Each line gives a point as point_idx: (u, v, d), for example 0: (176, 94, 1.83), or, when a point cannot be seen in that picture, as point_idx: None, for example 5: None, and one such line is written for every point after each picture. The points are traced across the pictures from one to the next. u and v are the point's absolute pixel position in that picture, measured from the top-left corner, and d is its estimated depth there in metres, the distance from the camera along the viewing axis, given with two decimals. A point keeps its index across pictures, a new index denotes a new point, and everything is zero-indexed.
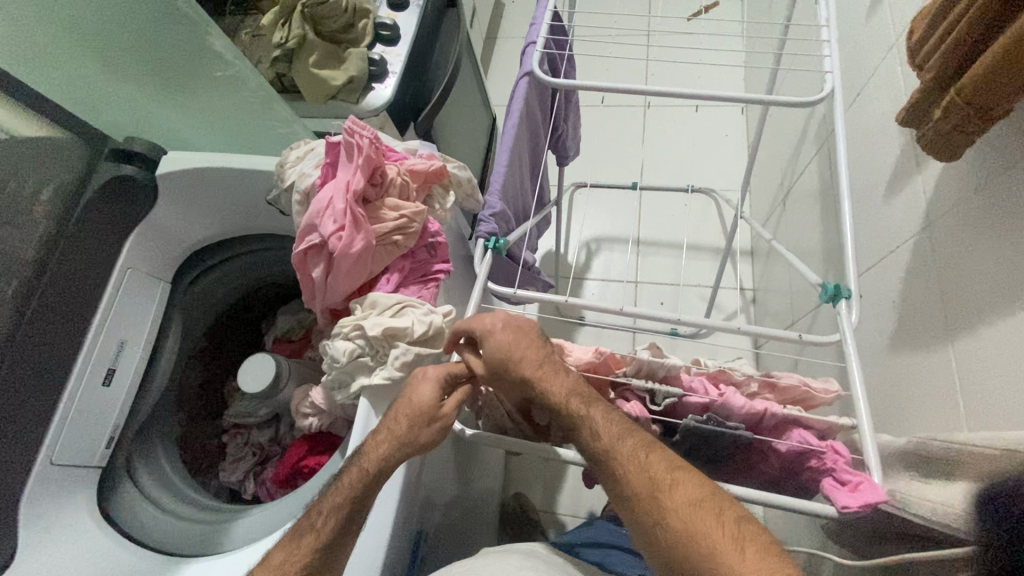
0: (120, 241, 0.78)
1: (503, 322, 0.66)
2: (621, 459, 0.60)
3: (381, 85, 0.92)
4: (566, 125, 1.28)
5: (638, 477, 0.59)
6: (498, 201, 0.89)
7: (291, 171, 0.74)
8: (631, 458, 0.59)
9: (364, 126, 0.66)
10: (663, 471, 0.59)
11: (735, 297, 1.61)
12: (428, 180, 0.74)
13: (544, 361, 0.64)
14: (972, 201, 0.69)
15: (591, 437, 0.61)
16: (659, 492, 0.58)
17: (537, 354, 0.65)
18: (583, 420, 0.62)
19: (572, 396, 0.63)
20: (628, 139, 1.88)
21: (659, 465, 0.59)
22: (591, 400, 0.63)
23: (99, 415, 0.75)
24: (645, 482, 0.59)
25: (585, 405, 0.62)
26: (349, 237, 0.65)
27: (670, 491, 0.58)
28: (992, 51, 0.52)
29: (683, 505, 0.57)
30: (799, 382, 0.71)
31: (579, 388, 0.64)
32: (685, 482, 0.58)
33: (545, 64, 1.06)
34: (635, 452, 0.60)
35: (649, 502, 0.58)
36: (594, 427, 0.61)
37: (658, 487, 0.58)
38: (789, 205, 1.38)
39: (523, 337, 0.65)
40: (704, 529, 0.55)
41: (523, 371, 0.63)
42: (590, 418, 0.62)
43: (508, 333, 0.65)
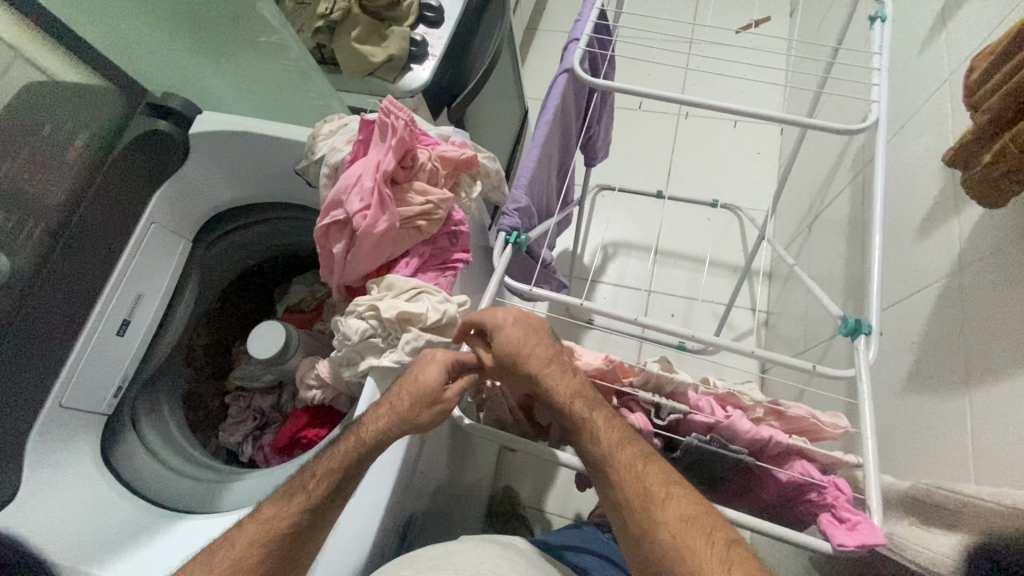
0: (147, 195, 0.79)
1: (515, 316, 0.65)
2: (617, 466, 0.60)
3: (420, 66, 0.92)
4: (598, 126, 1.27)
5: (631, 486, 0.60)
6: (523, 196, 0.88)
7: (322, 145, 0.74)
8: (627, 467, 0.60)
9: (401, 108, 0.65)
10: (658, 485, 0.59)
11: (748, 318, 1.59)
12: (458, 168, 0.73)
13: (553, 359, 0.64)
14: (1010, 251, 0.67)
15: (589, 440, 0.62)
16: (651, 505, 0.59)
17: (548, 351, 0.64)
18: (582, 423, 0.62)
19: (576, 397, 0.63)
20: (658, 146, 1.86)
21: (655, 478, 0.60)
22: (594, 405, 0.63)
23: (112, 363, 0.76)
24: (639, 493, 0.59)
25: (588, 409, 0.62)
26: (374, 217, 0.65)
27: (662, 504, 0.58)
28: None
29: (674, 521, 0.57)
30: (806, 413, 0.70)
31: (584, 391, 0.63)
32: (679, 497, 0.59)
33: (586, 62, 1.05)
34: (634, 461, 0.60)
35: (640, 514, 0.59)
36: (594, 431, 0.62)
37: (652, 500, 0.59)
38: (816, 231, 1.35)
39: (535, 334, 0.65)
40: (692, 546, 0.56)
41: (529, 368, 0.63)
42: (592, 423, 0.62)
43: (521, 328, 0.64)
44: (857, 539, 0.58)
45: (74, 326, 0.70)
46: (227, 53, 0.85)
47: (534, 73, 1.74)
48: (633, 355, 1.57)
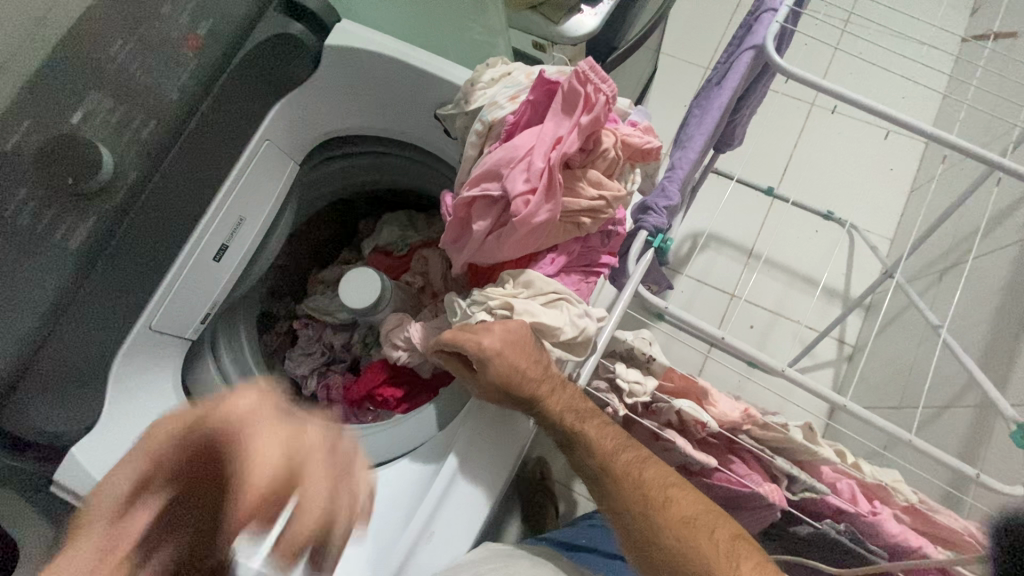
0: (265, 107, 0.69)
1: (502, 342, 0.54)
2: (614, 473, 0.57)
3: (591, 10, 0.75)
4: (749, 111, 1.10)
5: (631, 492, 0.57)
6: (676, 192, 0.76)
7: (480, 94, 0.62)
8: (625, 473, 0.57)
9: (604, 79, 0.53)
10: (658, 487, 0.57)
11: (832, 349, 1.47)
12: (633, 158, 0.61)
13: (544, 376, 0.56)
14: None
15: (582, 451, 0.58)
16: (652, 509, 0.56)
17: (538, 371, 0.55)
18: (574, 432, 0.58)
19: (568, 410, 0.57)
20: (780, 137, 1.66)
21: (655, 480, 0.57)
22: (586, 415, 0.58)
23: (205, 288, 0.70)
24: (639, 499, 0.57)
25: (580, 421, 0.57)
26: (538, 203, 0.54)
27: (663, 507, 0.56)
28: None
29: (676, 522, 0.55)
30: (962, 526, 0.60)
31: (575, 402, 0.57)
32: (680, 499, 0.57)
33: (774, 39, 0.88)
34: (629, 467, 0.58)
35: (641, 521, 0.56)
36: (587, 440, 0.57)
37: (651, 500, 0.56)
38: (952, 278, 1.20)
39: (523, 354, 0.55)
40: (699, 547, 0.54)
41: (523, 392, 0.55)
42: (585, 434, 0.57)
43: (507, 356, 0.54)
44: None
45: (172, 246, 0.63)
46: None
47: (670, 24, 1.53)
48: (701, 360, 1.48)
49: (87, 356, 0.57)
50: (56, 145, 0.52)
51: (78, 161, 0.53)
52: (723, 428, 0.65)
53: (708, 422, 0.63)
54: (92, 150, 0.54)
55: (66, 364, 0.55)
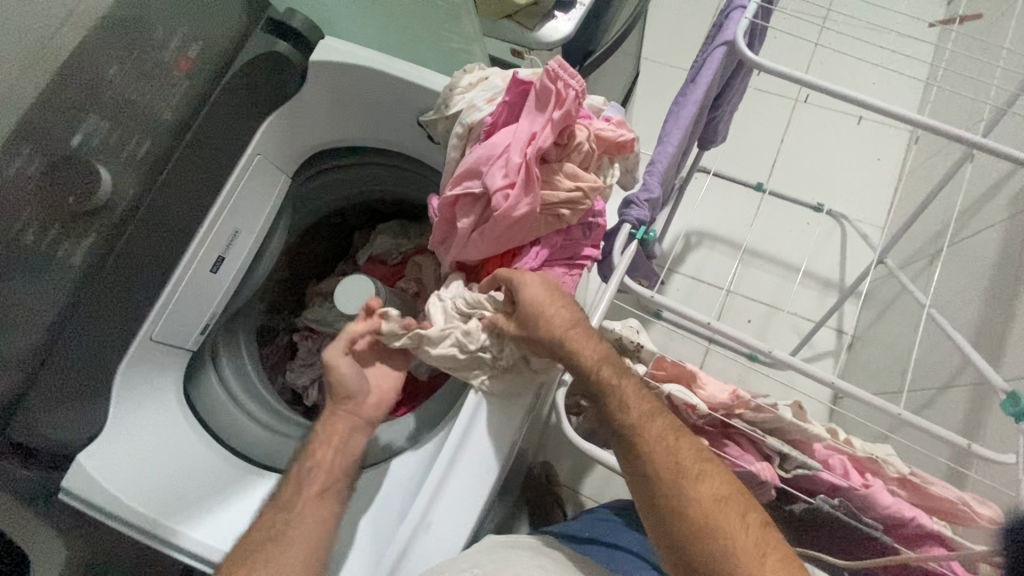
0: (256, 122, 0.71)
1: (541, 281, 0.61)
2: (648, 437, 0.57)
3: (563, 16, 0.79)
4: (728, 109, 1.13)
5: (663, 461, 0.56)
6: (656, 185, 0.78)
7: (459, 98, 0.65)
8: (658, 439, 0.57)
9: (573, 75, 0.55)
10: (692, 460, 0.56)
11: (831, 339, 1.48)
12: (608, 151, 0.63)
13: (578, 322, 0.59)
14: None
15: (617, 408, 0.58)
16: (682, 481, 0.55)
17: (573, 314, 0.59)
18: (611, 389, 0.58)
19: (604, 364, 0.59)
20: (767, 133, 1.68)
21: (688, 454, 0.56)
22: (623, 372, 0.59)
23: (203, 299, 0.72)
24: (669, 466, 0.56)
25: (617, 376, 0.58)
26: (517, 198, 0.56)
27: (695, 481, 0.55)
28: None
29: (707, 499, 0.54)
30: (954, 496, 0.61)
31: (610, 355, 0.59)
32: (712, 477, 0.56)
33: (746, 35, 0.90)
34: (663, 434, 0.58)
35: (670, 491, 0.55)
36: (621, 395, 0.58)
37: (681, 471, 0.55)
38: (942, 261, 1.21)
39: (557, 295, 0.60)
40: (726, 528, 0.53)
41: (553, 330, 0.58)
42: (620, 391, 0.58)
43: (544, 290, 0.60)
44: None
45: (171, 260, 0.66)
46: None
47: (650, 31, 1.57)
48: (700, 357, 1.49)
49: (91, 370, 0.59)
50: (57, 169, 0.55)
51: (78, 183, 0.56)
52: (711, 411, 0.66)
53: (697, 404, 0.64)
54: (93, 172, 0.57)
55: (74, 375, 0.57)
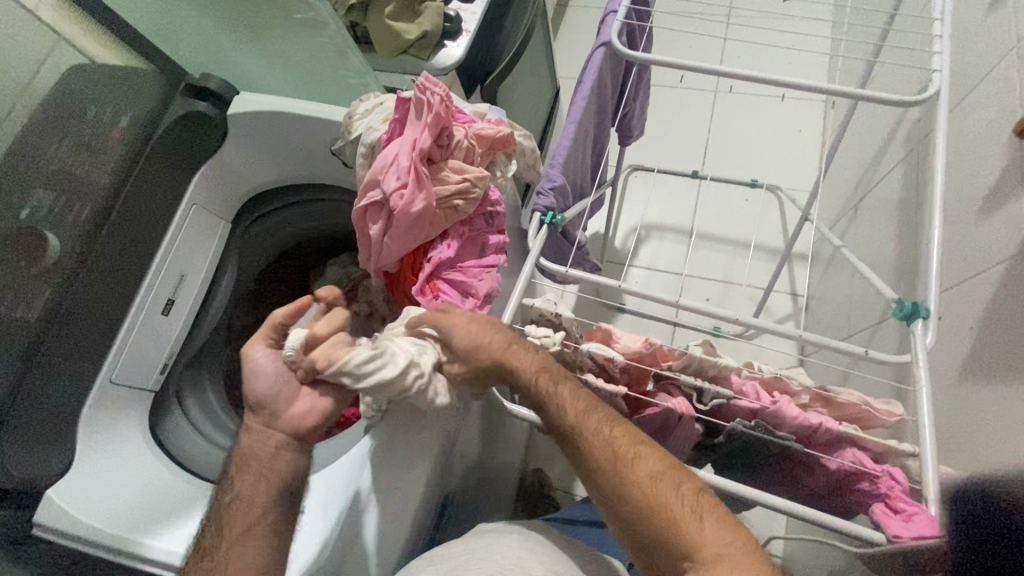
0: (188, 176, 0.80)
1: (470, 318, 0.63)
2: (587, 435, 0.56)
3: (453, 43, 0.89)
4: (634, 104, 1.22)
5: (600, 451, 0.56)
6: (558, 175, 0.86)
7: (358, 123, 0.73)
8: (596, 433, 0.56)
9: (437, 84, 0.64)
10: (627, 445, 0.55)
11: (787, 303, 1.53)
12: (494, 146, 0.72)
13: (513, 341, 0.61)
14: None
15: (557, 411, 0.57)
16: (619, 465, 0.55)
17: (506, 337, 0.61)
18: (551, 393, 0.58)
19: (541, 372, 0.59)
20: (694, 124, 1.80)
21: (622, 440, 0.56)
22: (559, 378, 0.59)
23: (157, 341, 0.79)
24: (608, 456, 0.55)
25: (553, 382, 0.58)
26: (412, 194, 0.64)
27: (630, 464, 0.54)
28: None
29: (645, 480, 0.54)
30: (858, 399, 0.67)
31: (547, 365, 0.60)
32: (647, 455, 0.55)
33: (625, 35, 1.01)
34: (601, 427, 0.57)
35: (610, 477, 0.55)
36: (561, 397, 0.57)
37: (621, 457, 0.55)
38: (863, 210, 1.28)
39: (488, 326, 0.62)
40: (664, 501, 0.53)
41: (489, 353, 0.60)
42: (557, 396, 0.58)
43: (474, 325, 0.62)
44: (914, 531, 0.55)
45: (122, 307, 0.73)
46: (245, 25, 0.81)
47: (567, 52, 1.71)
48: (667, 340, 1.53)
49: (55, 412, 0.65)
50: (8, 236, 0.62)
51: (27, 247, 0.63)
52: (628, 361, 0.72)
53: (614, 356, 0.69)
54: (38, 235, 0.64)
55: (38, 418, 0.63)
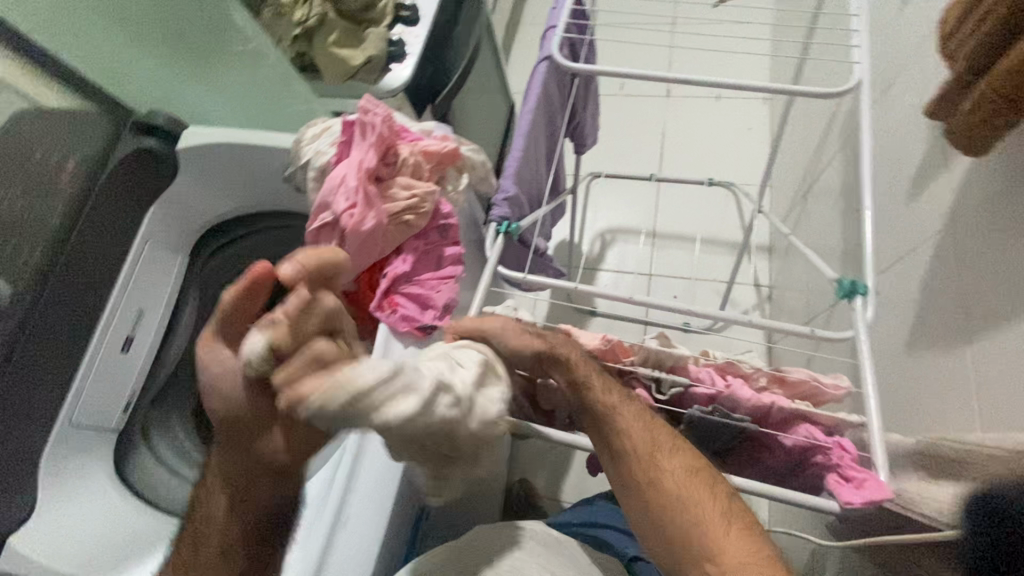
0: (139, 213, 0.80)
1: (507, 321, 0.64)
2: (627, 420, 0.62)
3: (399, 66, 0.91)
4: (585, 113, 1.26)
5: (643, 440, 0.62)
6: (511, 186, 0.89)
7: (307, 149, 0.75)
8: (637, 420, 0.62)
9: (377, 104, 0.67)
10: (666, 439, 0.63)
11: (751, 294, 1.58)
12: (442, 162, 0.74)
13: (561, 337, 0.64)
14: (1014, 188, 0.67)
15: (599, 395, 0.62)
16: (660, 457, 0.62)
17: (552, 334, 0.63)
18: (592, 376, 0.62)
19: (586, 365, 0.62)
20: (648, 129, 1.85)
21: (663, 435, 0.63)
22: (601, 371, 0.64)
23: (118, 380, 0.78)
24: (648, 445, 0.62)
25: (597, 372, 0.63)
26: (362, 214, 0.65)
27: (669, 456, 0.62)
28: None
29: (683, 475, 0.62)
30: (808, 377, 0.70)
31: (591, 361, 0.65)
32: (686, 454, 0.63)
33: (566, 49, 1.05)
34: (641, 419, 0.63)
35: (646, 465, 0.62)
36: (604, 382, 0.63)
37: (659, 448, 0.62)
38: (811, 199, 1.34)
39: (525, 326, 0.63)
40: (699, 502, 0.61)
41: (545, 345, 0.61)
42: (603, 384, 0.63)
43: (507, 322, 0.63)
44: (864, 497, 0.58)
45: (77, 348, 0.72)
46: (194, 63, 0.84)
47: (520, 68, 1.75)
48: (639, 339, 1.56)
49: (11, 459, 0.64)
50: None
51: None
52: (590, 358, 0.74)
53: None
54: None
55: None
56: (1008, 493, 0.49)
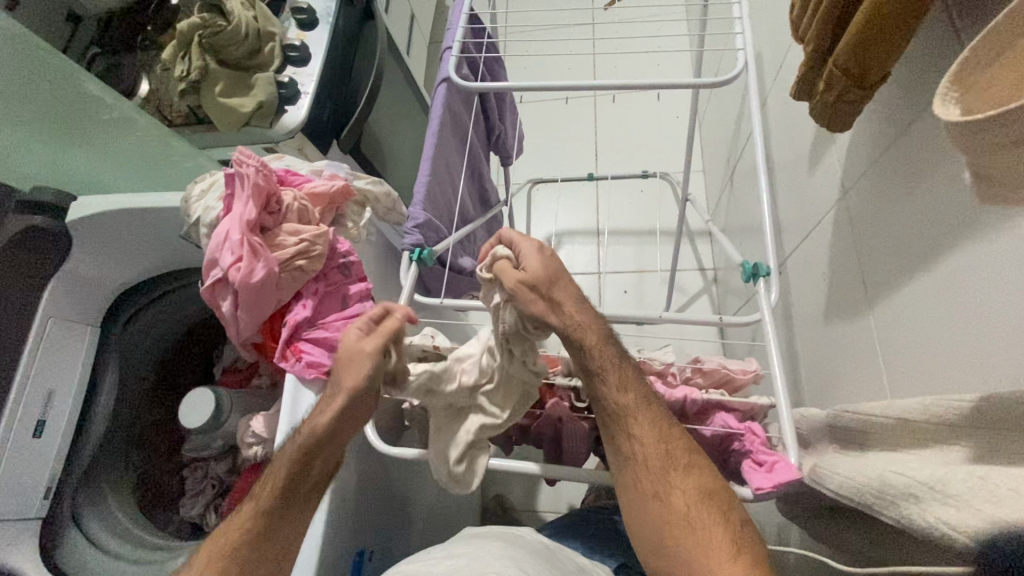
0: (36, 291, 0.78)
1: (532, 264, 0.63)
2: (638, 422, 0.61)
3: (294, 107, 0.91)
4: (503, 125, 1.27)
5: (655, 450, 0.60)
6: (421, 212, 0.88)
7: (196, 206, 0.74)
8: (649, 424, 0.61)
9: (250, 156, 0.67)
10: (683, 454, 0.60)
11: (697, 279, 1.60)
12: (334, 201, 0.74)
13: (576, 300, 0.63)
14: (889, 154, 0.68)
15: (610, 388, 0.62)
16: (672, 472, 0.60)
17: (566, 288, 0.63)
18: (608, 367, 0.62)
19: (604, 349, 0.62)
20: (581, 130, 1.87)
21: (680, 447, 0.61)
22: (623, 356, 0.64)
23: (32, 466, 0.76)
24: (660, 456, 0.60)
25: (617, 359, 0.63)
26: (249, 266, 0.65)
27: (683, 473, 0.60)
28: (862, 12, 0.52)
29: (694, 493, 0.59)
30: (718, 365, 0.73)
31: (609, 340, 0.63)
32: (700, 471, 0.60)
33: (466, 66, 1.05)
34: (657, 426, 0.61)
35: (655, 479, 0.60)
36: (621, 377, 0.62)
37: (671, 462, 0.60)
38: (737, 180, 1.36)
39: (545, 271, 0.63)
40: (705, 521, 0.58)
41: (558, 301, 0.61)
42: (619, 373, 0.62)
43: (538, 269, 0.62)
44: (774, 480, 0.58)
45: None
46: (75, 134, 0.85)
47: None
48: None
49: None
50: None
51: None
52: None
53: None
54: None
55: None
56: (902, 458, 0.49)
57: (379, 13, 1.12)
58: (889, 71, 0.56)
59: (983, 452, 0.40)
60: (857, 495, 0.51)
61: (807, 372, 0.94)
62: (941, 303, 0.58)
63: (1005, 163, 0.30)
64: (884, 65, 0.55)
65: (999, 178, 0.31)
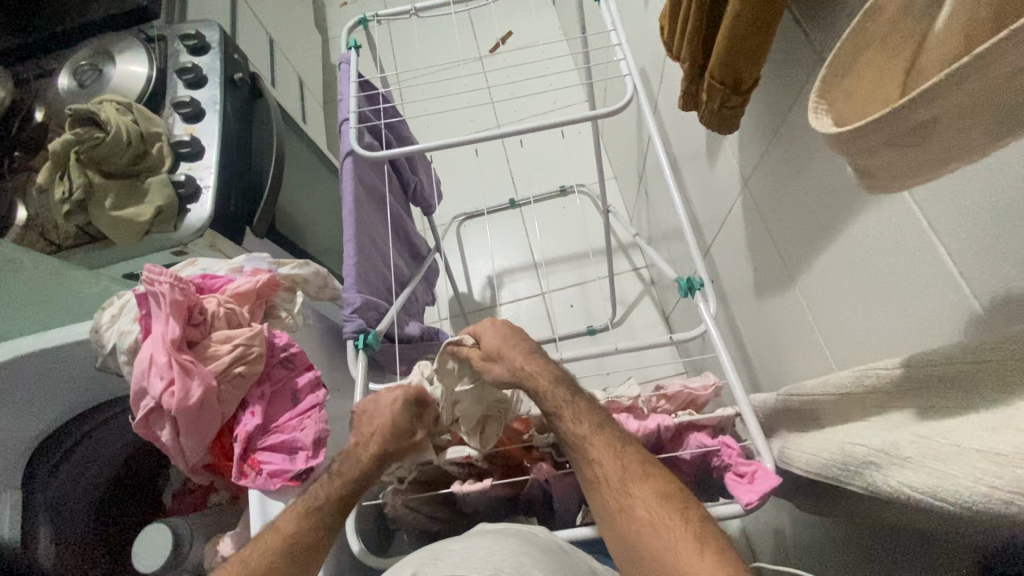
0: None
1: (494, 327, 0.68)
2: (594, 444, 0.58)
3: (197, 204, 0.86)
4: (417, 177, 1.26)
5: (610, 464, 0.57)
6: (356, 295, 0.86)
7: (109, 333, 0.68)
8: (603, 444, 0.58)
9: (161, 272, 0.63)
10: (635, 464, 0.57)
11: (634, 280, 1.66)
12: (261, 295, 0.71)
13: (530, 353, 0.64)
14: (777, 141, 0.74)
15: (566, 421, 0.60)
16: (630, 482, 0.56)
17: (522, 350, 0.64)
18: (561, 405, 0.60)
19: (556, 385, 0.62)
20: (493, 162, 1.92)
21: (633, 458, 0.58)
22: (576, 389, 0.62)
23: None
24: (618, 473, 0.57)
25: (571, 393, 0.61)
26: (183, 387, 0.60)
27: (639, 481, 0.56)
28: (725, 28, 0.57)
29: (653, 499, 0.55)
30: (681, 386, 0.75)
31: (563, 377, 0.63)
32: (654, 477, 0.56)
33: (366, 135, 1.03)
34: (611, 443, 0.59)
35: (618, 494, 0.56)
36: (575, 409, 0.60)
37: (628, 478, 0.56)
38: (648, 183, 1.43)
39: (511, 334, 0.66)
40: (669, 525, 0.53)
41: (515, 361, 0.63)
42: (573, 404, 0.60)
43: (500, 329, 0.67)
44: (759, 491, 0.61)
45: None
46: None
47: None
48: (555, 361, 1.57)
49: None
50: None
51: None
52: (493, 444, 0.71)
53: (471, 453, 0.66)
54: None
55: None
56: (859, 420, 0.52)
57: (268, 90, 1.09)
58: (759, 74, 0.61)
59: (924, 407, 0.44)
60: (827, 467, 0.54)
61: (757, 355, 0.99)
62: (854, 272, 0.63)
63: (884, 162, 0.32)
64: (754, 71, 0.60)
65: (882, 176, 0.34)
